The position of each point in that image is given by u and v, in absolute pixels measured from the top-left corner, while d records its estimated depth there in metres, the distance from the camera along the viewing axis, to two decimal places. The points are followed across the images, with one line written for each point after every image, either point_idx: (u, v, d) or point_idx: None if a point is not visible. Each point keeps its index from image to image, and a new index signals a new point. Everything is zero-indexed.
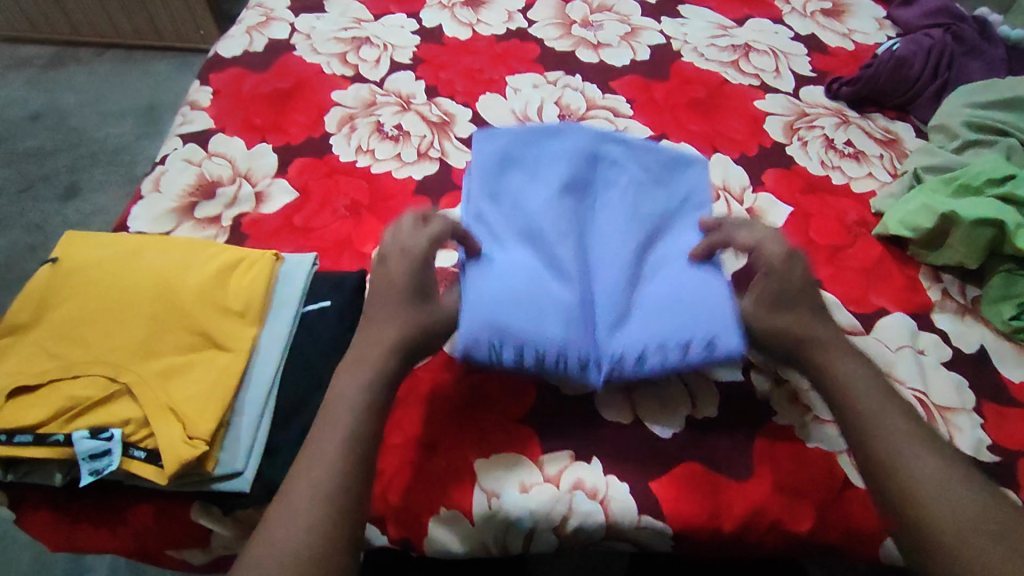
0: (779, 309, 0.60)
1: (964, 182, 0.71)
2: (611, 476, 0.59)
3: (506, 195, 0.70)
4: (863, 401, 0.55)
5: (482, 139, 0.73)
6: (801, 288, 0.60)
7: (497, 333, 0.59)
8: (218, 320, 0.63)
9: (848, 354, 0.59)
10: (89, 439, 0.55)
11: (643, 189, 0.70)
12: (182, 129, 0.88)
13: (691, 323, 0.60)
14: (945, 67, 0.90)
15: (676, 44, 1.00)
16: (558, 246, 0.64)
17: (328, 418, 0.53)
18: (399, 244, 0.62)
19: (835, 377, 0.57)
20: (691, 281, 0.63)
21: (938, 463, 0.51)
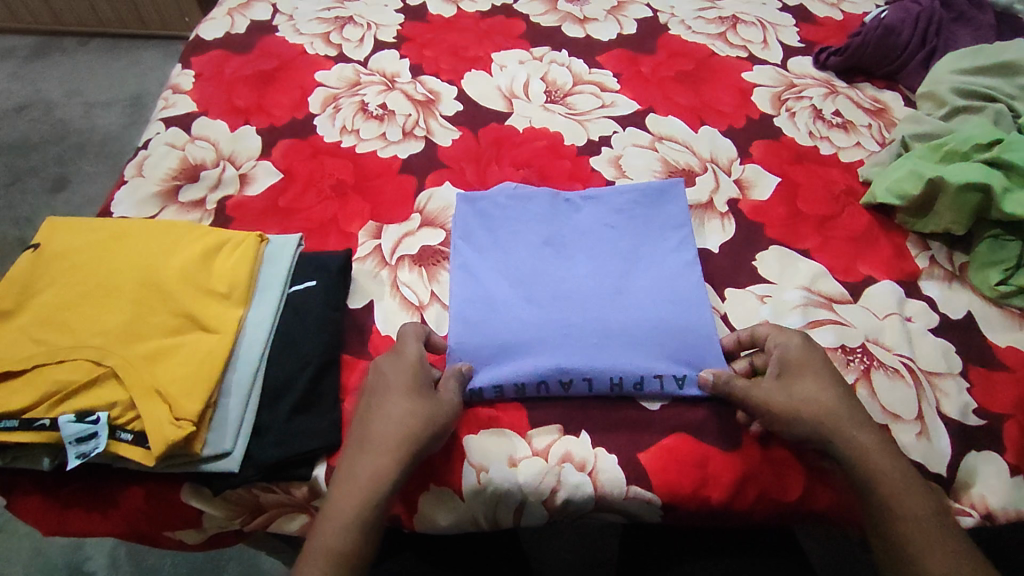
0: (799, 397, 0.57)
1: (950, 148, 0.71)
2: (600, 448, 0.59)
3: (491, 238, 0.71)
4: (838, 416, 0.56)
5: (467, 205, 0.74)
6: (820, 375, 0.58)
7: (481, 375, 0.62)
8: (202, 302, 0.62)
9: (850, 423, 0.56)
10: (75, 422, 0.54)
11: (620, 214, 0.72)
12: (164, 113, 0.87)
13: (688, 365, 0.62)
14: (933, 34, 0.88)
15: (663, 18, 0.99)
16: (533, 294, 0.67)
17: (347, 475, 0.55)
18: (384, 380, 0.59)
19: (823, 414, 0.56)
20: (690, 338, 0.64)
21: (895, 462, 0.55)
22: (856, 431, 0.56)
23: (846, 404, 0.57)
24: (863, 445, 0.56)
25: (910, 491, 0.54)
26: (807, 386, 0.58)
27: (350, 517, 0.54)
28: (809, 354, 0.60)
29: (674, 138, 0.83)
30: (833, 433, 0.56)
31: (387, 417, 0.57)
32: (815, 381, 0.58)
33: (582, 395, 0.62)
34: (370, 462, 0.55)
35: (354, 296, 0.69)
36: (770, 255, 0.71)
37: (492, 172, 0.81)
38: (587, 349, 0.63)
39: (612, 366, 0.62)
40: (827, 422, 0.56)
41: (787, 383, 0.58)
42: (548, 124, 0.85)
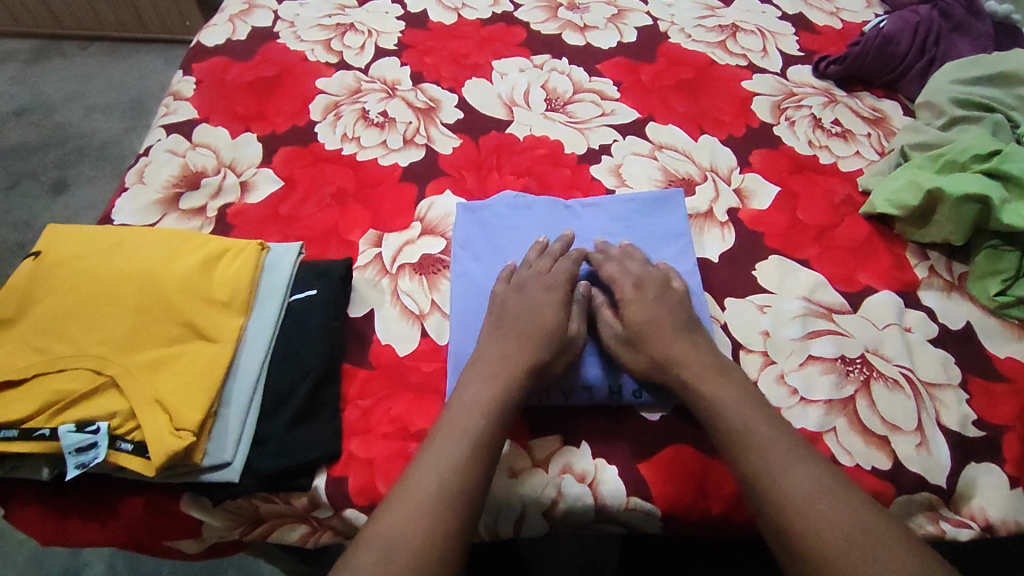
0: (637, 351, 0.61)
1: (949, 159, 0.71)
2: (600, 459, 0.59)
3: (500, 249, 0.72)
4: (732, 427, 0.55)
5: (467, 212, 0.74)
6: (660, 336, 0.61)
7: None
8: (202, 311, 0.62)
9: (738, 428, 0.55)
10: (75, 432, 0.54)
11: (614, 221, 0.73)
12: (165, 120, 0.88)
13: None
14: (932, 44, 0.88)
15: (662, 26, 0.99)
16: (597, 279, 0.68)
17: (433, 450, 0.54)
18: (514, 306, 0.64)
19: (715, 418, 0.56)
20: None
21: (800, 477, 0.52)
22: (714, 389, 0.57)
23: (743, 415, 0.56)
24: (761, 459, 0.53)
25: (811, 505, 0.50)
26: (655, 344, 0.61)
27: (439, 492, 0.52)
28: (649, 300, 0.63)
29: (674, 146, 0.83)
30: (733, 447, 0.55)
31: (480, 390, 0.58)
32: (665, 342, 0.61)
33: (582, 403, 0.62)
34: (458, 435, 0.55)
35: (354, 305, 0.69)
36: (770, 265, 0.71)
37: (493, 181, 0.81)
38: (590, 355, 0.64)
39: (611, 375, 0.62)
40: (664, 366, 0.59)
41: (630, 336, 0.62)
42: (548, 132, 0.85)
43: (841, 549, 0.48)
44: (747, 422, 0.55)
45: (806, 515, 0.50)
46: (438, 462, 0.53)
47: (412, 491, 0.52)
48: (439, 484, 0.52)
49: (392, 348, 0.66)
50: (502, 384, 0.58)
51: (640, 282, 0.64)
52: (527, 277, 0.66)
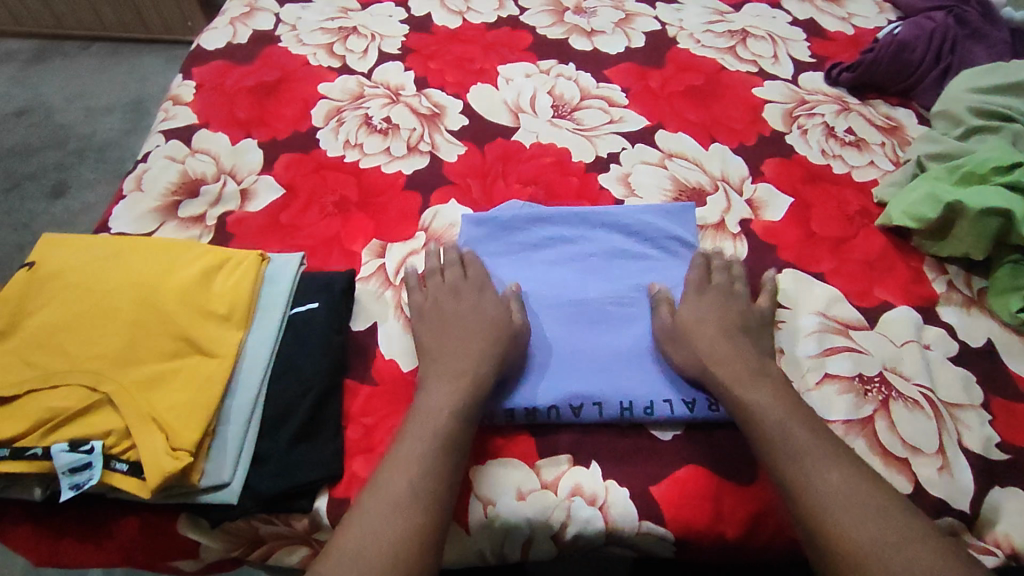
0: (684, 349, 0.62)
1: (968, 170, 0.69)
2: (611, 481, 0.57)
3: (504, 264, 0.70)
4: (775, 426, 0.55)
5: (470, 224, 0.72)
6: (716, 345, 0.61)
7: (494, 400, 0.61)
8: (201, 325, 0.60)
9: (784, 424, 0.55)
10: (68, 452, 0.52)
11: (626, 233, 0.70)
12: (164, 126, 0.86)
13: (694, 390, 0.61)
14: (947, 52, 0.87)
15: (671, 31, 0.97)
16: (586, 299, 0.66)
17: (398, 454, 0.54)
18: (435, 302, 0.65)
19: (755, 414, 0.56)
20: None
21: (841, 484, 0.51)
22: (753, 395, 0.57)
23: (792, 415, 0.56)
24: (804, 462, 0.53)
25: (850, 513, 0.50)
26: (707, 345, 0.61)
27: (409, 494, 0.52)
28: (704, 304, 0.64)
29: (684, 155, 0.81)
30: (771, 445, 0.54)
31: (443, 389, 0.58)
32: (722, 343, 0.61)
33: (592, 420, 0.60)
34: (417, 438, 0.55)
35: (357, 318, 0.67)
36: (784, 278, 0.69)
37: (499, 189, 0.79)
38: (594, 375, 0.62)
39: (623, 391, 0.61)
40: (706, 366, 0.60)
41: (677, 332, 0.62)
42: (556, 140, 0.83)
43: (893, 556, 0.48)
44: (792, 422, 0.55)
45: (842, 523, 0.49)
46: (399, 467, 0.53)
47: (382, 496, 0.52)
48: (404, 491, 0.52)
49: (396, 363, 0.64)
50: (466, 385, 0.58)
51: (700, 289, 0.66)
52: (457, 282, 0.67)
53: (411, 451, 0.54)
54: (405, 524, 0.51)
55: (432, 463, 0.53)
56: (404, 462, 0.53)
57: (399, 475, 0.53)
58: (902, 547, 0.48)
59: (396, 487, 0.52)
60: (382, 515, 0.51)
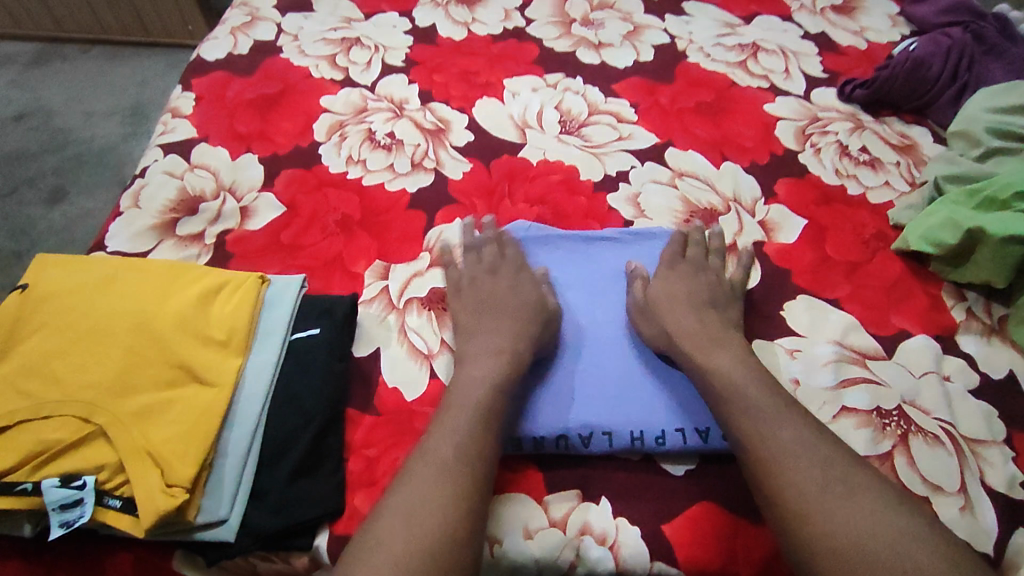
0: (653, 327, 0.63)
1: (988, 195, 0.68)
2: (621, 519, 0.55)
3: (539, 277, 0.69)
4: (744, 404, 0.55)
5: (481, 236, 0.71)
6: (682, 323, 0.62)
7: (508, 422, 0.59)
8: (199, 351, 0.59)
9: (744, 407, 0.55)
10: (60, 487, 0.50)
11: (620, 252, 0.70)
12: (162, 139, 0.84)
13: (706, 418, 0.59)
14: (965, 69, 0.85)
15: (681, 44, 0.95)
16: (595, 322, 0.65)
17: (438, 426, 0.55)
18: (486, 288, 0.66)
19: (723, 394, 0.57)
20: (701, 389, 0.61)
21: (804, 454, 0.52)
22: (711, 360, 0.59)
23: (756, 390, 0.56)
24: (769, 435, 0.53)
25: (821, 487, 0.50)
26: (677, 320, 0.62)
27: (453, 457, 0.53)
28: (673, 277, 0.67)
29: (695, 174, 0.79)
30: (736, 423, 0.55)
31: (480, 364, 0.59)
32: (692, 315, 0.63)
33: (601, 451, 0.59)
34: (456, 410, 0.56)
35: (360, 343, 0.66)
36: (799, 305, 0.67)
37: (505, 209, 0.77)
38: (606, 402, 0.60)
39: (633, 420, 0.59)
40: (672, 340, 0.61)
41: (647, 306, 0.64)
42: (563, 157, 0.81)
43: (841, 505, 0.49)
44: (757, 399, 0.55)
45: (807, 494, 0.50)
46: (438, 438, 0.54)
47: (427, 458, 0.53)
48: (449, 453, 0.53)
49: (399, 392, 0.62)
50: (505, 362, 0.59)
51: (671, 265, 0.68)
52: (500, 262, 0.68)
53: (452, 423, 0.55)
54: (450, 486, 0.51)
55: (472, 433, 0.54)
56: (444, 434, 0.54)
57: (443, 440, 0.54)
58: (852, 497, 0.49)
59: (440, 454, 0.53)
60: (423, 481, 0.51)
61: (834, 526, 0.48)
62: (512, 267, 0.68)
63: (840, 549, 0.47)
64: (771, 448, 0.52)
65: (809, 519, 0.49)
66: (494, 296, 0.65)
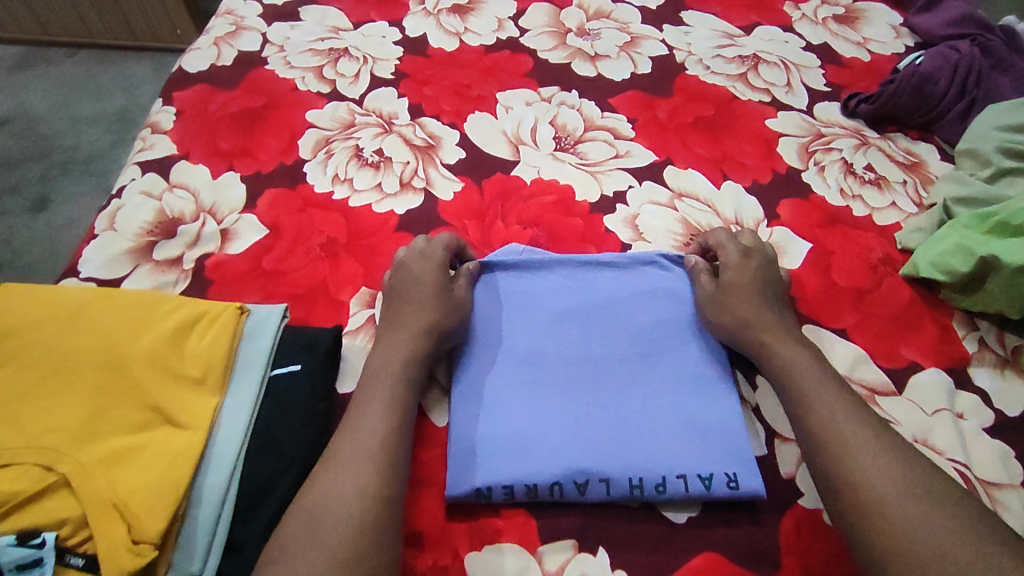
0: (736, 296, 0.63)
1: (1000, 221, 0.64)
2: (620, 571, 0.53)
3: (506, 314, 0.65)
4: (818, 400, 0.55)
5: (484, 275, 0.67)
6: (753, 308, 0.62)
7: (493, 473, 0.56)
8: (172, 391, 0.55)
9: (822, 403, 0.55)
10: (16, 546, 0.47)
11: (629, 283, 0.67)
12: (140, 156, 0.80)
13: (710, 466, 0.56)
14: (973, 84, 0.82)
15: (679, 56, 0.92)
16: (592, 359, 0.62)
17: (351, 424, 0.55)
18: (409, 272, 0.65)
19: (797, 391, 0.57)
20: (707, 435, 0.58)
21: (880, 448, 0.51)
22: (788, 354, 0.59)
23: (831, 388, 0.56)
24: (846, 430, 0.53)
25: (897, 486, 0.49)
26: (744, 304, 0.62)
27: (364, 452, 0.52)
28: (752, 269, 0.65)
29: (695, 195, 0.77)
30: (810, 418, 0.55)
31: (388, 355, 0.59)
32: (761, 302, 0.63)
33: (598, 498, 0.56)
34: (372, 411, 0.55)
35: (344, 379, 0.63)
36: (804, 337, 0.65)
37: (497, 231, 0.74)
38: (601, 448, 0.57)
39: (631, 466, 0.56)
40: (744, 330, 0.61)
41: (720, 295, 0.63)
42: (559, 175, 0.78)
43: (920, 507, 0.48)
44: (833, 397, 0.55)
45: (880, 489, 0.49)
46: (349, 435, 0.54)
47: (361, 454, 0.52)
48: (366, 447, 0.53)
49: None
50: (409, 351, 0.59)
51: (747, 251, 0.66)
52: (410, 250, 0.66)
53: (362, 417, 0.55)
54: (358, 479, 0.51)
55: (380, 430, 0.54)
56: (358, 430, 0.54)
57: (351, 437, 0.53)
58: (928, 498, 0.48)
59: (349, 448, 0.52)
60: (333, 479, 0.51)
61: (911, 527, 0.47)
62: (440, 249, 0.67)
63: (917, 549, 0.46)
64: (842, 441, 0.52)
65: (886, 518, 0.48)
66: (415, 286, 0.63)
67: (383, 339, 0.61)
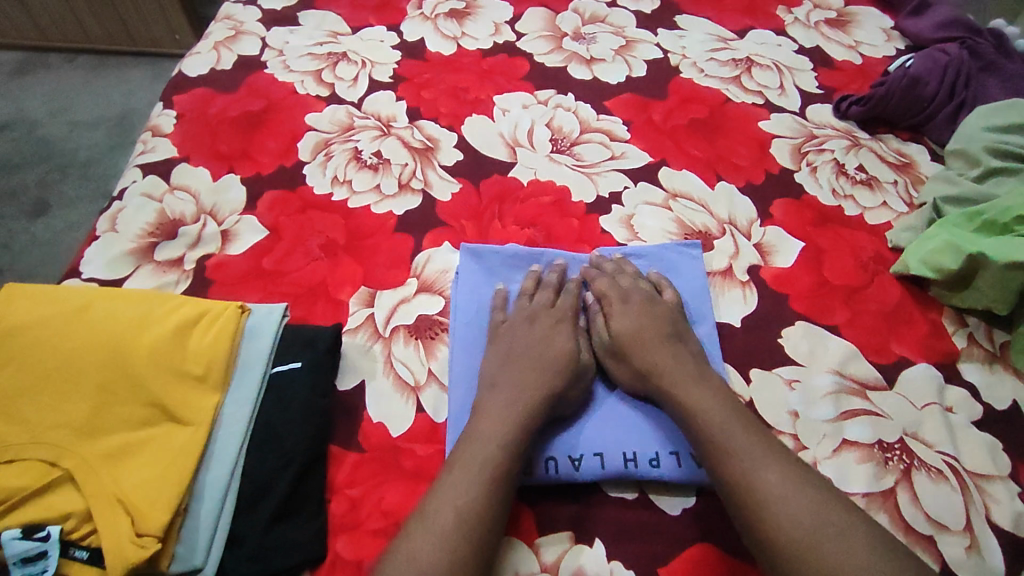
0: (618, 359, 0.62)
1: (989, 219, 0.66)
2: (616, 562, 0.53)
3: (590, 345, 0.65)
4: (733, 440, 0.53)
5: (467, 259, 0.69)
6: (643, 360, 0.60)
7: None
8: (174, 389, 0.56)
9: (726, 448, 0.53)
10: (20, 540, 0.48)
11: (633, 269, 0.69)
12: (141, 159, 0.81)
13: None
14: (962, 86, 0.84)
15: (674, 59, 0.94)
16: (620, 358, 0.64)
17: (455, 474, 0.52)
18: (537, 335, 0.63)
19: (706, 428, 0.54)
20: None
21: (788, 488, 0.50)
22: (688, 397, 0.57)
23: (739, 427, 0.54)
24: (757, 476, 0.51)
25: (815, 534, 0.47)
26: (635, 359, 0.61)
27: (461, 509, 0.50)
28: (635, 312, 0.64)
29: (689, 195, 0.78)
30: (721, 462, 0.53)
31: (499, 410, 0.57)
32: (652, 348, 0.61)
33: (593, 474, 0.57)
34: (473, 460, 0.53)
35: (344, 376, 0.64)
36: (797, 332, 0.66)
37: (495, 231, 0.75)
38: (595, 425, 0.59)
39: (624, 443, 0.58)
40: (642, 376, 0.60)
41: (618, 345, 0.63)
42: (555, 177, 0.79)
43: (835, 554, 0.47)
44: (744, 437, 0.53)
45: (795, 537, 0.48)
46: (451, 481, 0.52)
47: (455, 495, 0.51)
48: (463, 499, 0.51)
49: (384, 427, 0.60)
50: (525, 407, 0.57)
51: (626, 295, 0.65)
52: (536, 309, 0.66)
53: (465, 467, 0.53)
54: (459, 534, 0.49)
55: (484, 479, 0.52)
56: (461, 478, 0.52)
57: (451, 491, 0.51)
58: (837, 539, 0.47)
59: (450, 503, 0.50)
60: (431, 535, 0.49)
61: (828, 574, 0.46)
62: (555, 314, 0.66)
63: None
64: (755, 487, 0.50)
65: (808, 566, 0.47)
66: (527, 344, 0.62)
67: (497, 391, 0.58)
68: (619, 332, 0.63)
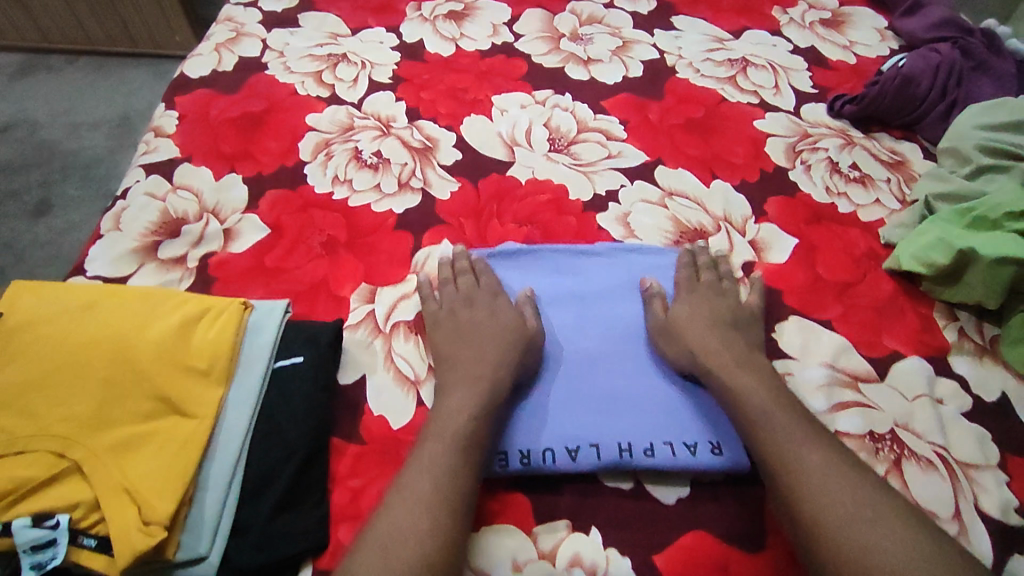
0: (667, 338, 0.64)
1: (980, 215, 0.67)
2: (612, 550, 0.54)
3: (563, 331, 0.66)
4: (782, 423, 0.56)
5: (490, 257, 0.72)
6: (703, 340, 0.63)
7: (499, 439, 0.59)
8: (179, 382, 0.57)
9: (776, 433, 0.56)
10: (31, 528, 0.49)
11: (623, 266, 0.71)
12: (144, 159, 0.82)
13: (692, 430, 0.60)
14: (954, 85, 0.85)
15: (670, 59, 0.95)
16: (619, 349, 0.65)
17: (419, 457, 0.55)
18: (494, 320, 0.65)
19: (751, 416, 0.57)
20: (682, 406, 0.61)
21: (832, 470, 0.53)
22: (737, 379, 0.60)
23: (791, 413, 0.57)
24: (803, 457, 0.54)
25: (857, 512, 0.51)
26: (682, 343, 0.63)
27: (433, 492, 0.52)
28: (698, 302, 0.67)
29: (685, 193, 0.79)
30: (767, 443, 0.55)
31: (461, 392, 0.59)
32: (711, 333, 0.64)
33: (590, 464, 0.58)
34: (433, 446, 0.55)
35: (345, 370, 0.64)
36: (790, 327, 0.67)
37: (494, 228, 0.76)
38: (592, 415, 0.60)
39: (620, 433, 0.59)
40: (694, 356, 0.62)
41: (670, 328, 0.65)
42: (553, 175, 0.80)
43: (873, 532, 0.49)
44: (797, 424, 0.56)
45: (835, 514, 0.51)
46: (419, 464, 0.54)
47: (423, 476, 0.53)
48: (429, 484, 0.53)
49: (385, 420, 0.61)
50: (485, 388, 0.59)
51: (693, 286, 0.69)
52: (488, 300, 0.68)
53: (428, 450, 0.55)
54: (431, 516, 0.51)
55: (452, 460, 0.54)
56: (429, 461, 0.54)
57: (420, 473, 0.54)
58: (876, 521, 0.50)
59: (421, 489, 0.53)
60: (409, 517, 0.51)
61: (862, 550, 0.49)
62: (487, 291, 0.69)
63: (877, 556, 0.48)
64: (800, 467, 0.53)
65: (846, 541, 0.49)
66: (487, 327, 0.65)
67: (454, 377, 0.61)
68: (675, 314, 0.66)
